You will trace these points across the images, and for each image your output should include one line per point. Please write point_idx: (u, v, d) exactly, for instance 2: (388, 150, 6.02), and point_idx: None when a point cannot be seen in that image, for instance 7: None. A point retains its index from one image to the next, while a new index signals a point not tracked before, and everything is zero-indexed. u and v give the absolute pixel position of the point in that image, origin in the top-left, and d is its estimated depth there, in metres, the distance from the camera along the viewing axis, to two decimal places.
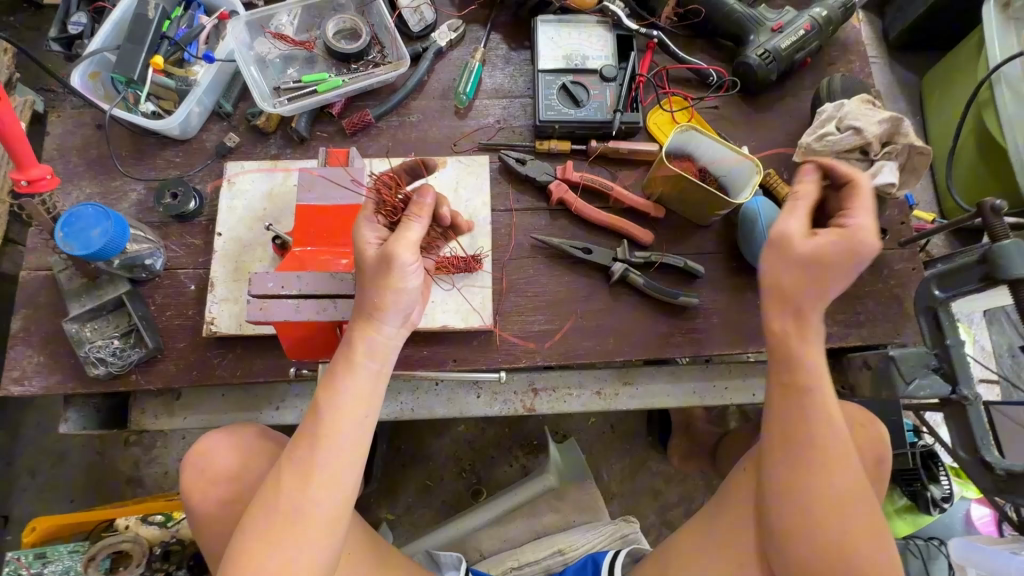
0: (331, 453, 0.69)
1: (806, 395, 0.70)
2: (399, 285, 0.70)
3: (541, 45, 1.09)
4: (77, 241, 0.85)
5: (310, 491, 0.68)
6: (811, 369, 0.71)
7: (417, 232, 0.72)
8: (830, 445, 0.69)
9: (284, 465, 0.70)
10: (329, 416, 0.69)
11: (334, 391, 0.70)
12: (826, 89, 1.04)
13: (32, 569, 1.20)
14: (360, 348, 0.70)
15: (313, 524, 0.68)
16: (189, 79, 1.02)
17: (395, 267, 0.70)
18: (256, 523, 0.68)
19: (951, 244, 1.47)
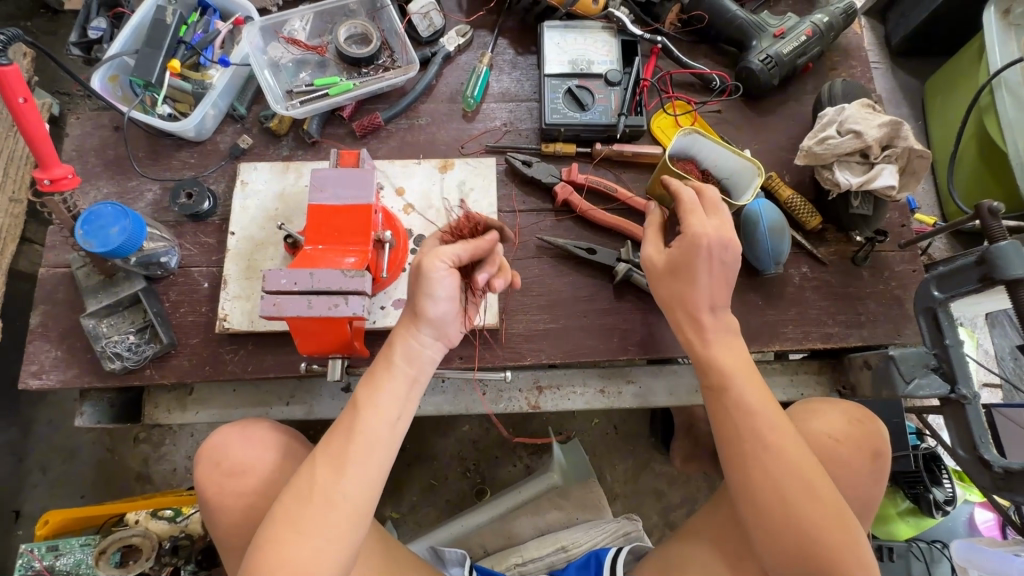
0: (366, 444, 0.72)
1: (728, 390, 0.78)
2: (431, 292, 0.73)
3: (547, 50, 1.11)
4: (96, 238, 0.87)
5: (344, 478, 0.71)
6: (724, 363, 0.79)
7: (449, 248, 0.74)
8: (770, 432, 0.75)
9: (318, 455, 0.73)
10: (367, 409, 0.73)
11: (374, 385, 0.75)
12: (828, 94, 1.06)
13: (45, 561, 1.22)
14: (400, 350, 0.76)
15: (339, 512, 0.70)
16: (205, 83, 1.06)
17: (424, 276, 0.73)
18: (283, 511, 0.71)
19: (953, 247, 1.48)
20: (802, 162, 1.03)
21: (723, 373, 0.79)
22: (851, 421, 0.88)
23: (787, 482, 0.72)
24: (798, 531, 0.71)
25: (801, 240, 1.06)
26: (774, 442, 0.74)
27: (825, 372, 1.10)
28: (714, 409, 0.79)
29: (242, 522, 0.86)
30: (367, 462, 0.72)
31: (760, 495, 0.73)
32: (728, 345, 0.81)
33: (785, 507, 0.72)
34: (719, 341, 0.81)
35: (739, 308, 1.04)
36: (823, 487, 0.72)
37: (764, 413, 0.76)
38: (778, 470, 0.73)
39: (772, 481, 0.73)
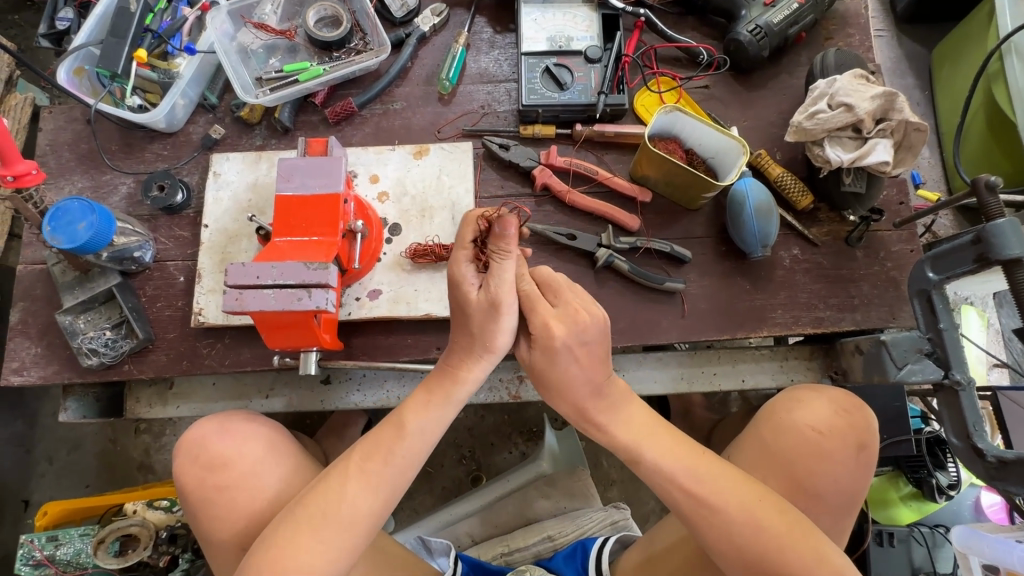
0: (404, 465, 0.76)
1: (640, 462, 0.76)
2: (505, 327, 0.75)
3: (524, 28, 1.07)
4: (63, 234, 0.86)
5: (375, 496, 0.75)
6: (626, 439, 0.77)
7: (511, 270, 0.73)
8: (700, 487, 0.73)
9: (353, 468, 0.75)
10: (413, 435, 0.76)
11: (425, 412, 0.77)
12: (820, 65, 1.01)
13: (45, 551, 1.25)
14: (469, 384, 0.78)
15: (357, 525, 0.74)
16: (171, 72, 1.03)
17: (506, 311, 0.73)
18: (302, 516, 0.73)
19: (960, 224, 1.42)
20: (792, 139, 0.97)
21: (630, 450, 0.77)
22: (837, 411, 0.85)
23: (736, 526, 0.71)
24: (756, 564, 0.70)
25: (791, 220, 1.01)
26: (709, 495, 0.73)
27: (816, 357, 1.05)
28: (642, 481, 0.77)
29: (224, 515, 0.84)
30: (398, 481, 0.76)
31: (722, 544, 0.71)
32: (623, 418, 0.78)
33: (740, 549, 0.71)
34: (616, 417, 0.78)
35: (725, 292, 1.00)
36: (775, 522, 0.71)
37: (683, 468, 0.75)
38: (726, 519, 0.71)
39: (718, 529, 0.71)
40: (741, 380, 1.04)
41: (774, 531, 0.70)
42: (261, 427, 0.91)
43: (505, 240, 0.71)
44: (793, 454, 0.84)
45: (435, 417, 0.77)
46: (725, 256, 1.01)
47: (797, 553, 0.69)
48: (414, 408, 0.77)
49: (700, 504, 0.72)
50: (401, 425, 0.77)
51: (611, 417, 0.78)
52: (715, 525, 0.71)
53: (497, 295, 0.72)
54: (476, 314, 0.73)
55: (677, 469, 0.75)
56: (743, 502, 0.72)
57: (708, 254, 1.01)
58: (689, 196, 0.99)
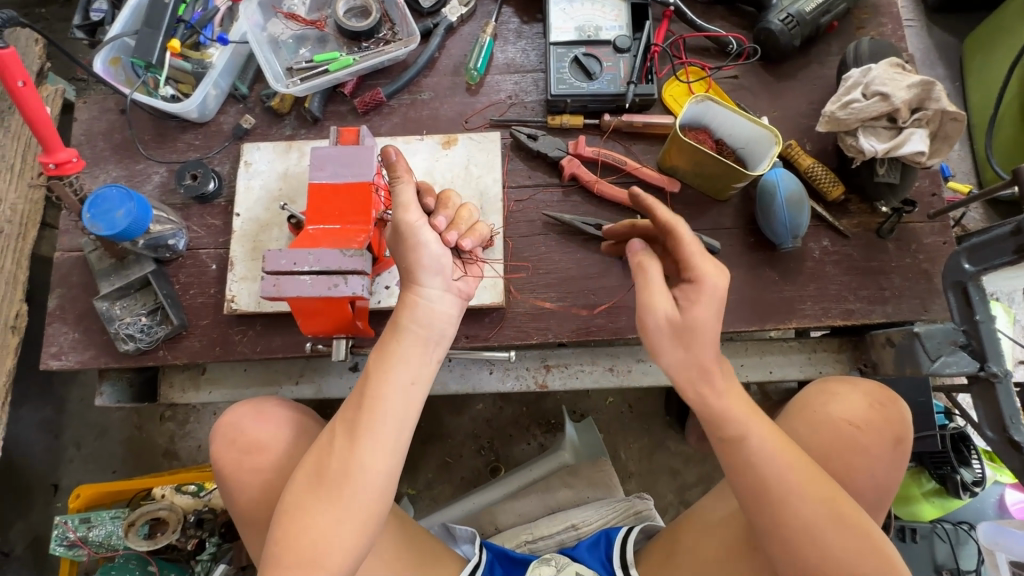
0: (384, 413, 0.74)
1: (743, 441, 0.73)
2: (416, 245, 0.78)
3: (553, 17, 1.07)
4: (102, 222, 0.88)
5: (360, 448, 0.73)
6: (735, 414, 0.74)
7: (406, 193, 0.77)
8: (790, 471, 0.71)
9: (338, 425, 0.76)
10: (379, 380, 0.75)
11: (386, 355, 0.77)
12: (853, 54, 1.00)
13: (78, 532, 1.27)
14: (416, 315, 0.77)
15: (359, 481, 0.73)
16: (204, 63, 1.04)
17: (408, 230, 0.77)
18: (303, 481, 0.74)
19: (990, 217, 1.40)
20: (824, 129, 0.97)
21: (738, 426, 0.74)
22: (873, 405, 0.85)
23: (815, 516, 0.69)
24: (831, 559, 0.68)
25: (821, 212, 1.00)
26: (784, 478, 0.71)
27: (845, 350, 1.05)
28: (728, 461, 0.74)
29: (260, 496, 0.85)
30: (384, 429, 0.74)
31: (788, 529, 0.70)
32: (734, 393, 0.75)
33: (816, 540, 0.69)
34: (726, 391, 0.75)
35: (754, 283, 1.00)
36: (847, 509, 0.70)
37: (782, 454, 0.72)
38: (795, 505, 0.70)
39: (790, 515, 0.70)
40: (768, 372, 1.04)
41: (846, 521, 0.69)
42: (294, 412, 0.92)
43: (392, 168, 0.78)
44: (829, 449, 0.83)
45: (396, 358, 0.76)
46: (754, 247, 1.01)
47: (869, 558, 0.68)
48: (376, 356, 0.77)
49: (776, 485, 0.71)
50: (365, 374, 0.77)
51: (725, 391, 0.75)
52: (790, 511, 0.70)
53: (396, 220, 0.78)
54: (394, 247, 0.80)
55: (775, 451, 0.72)
56: (819, 490, 0.70)
57: (736, 245, 1.01)
58: (718, 187, 0.99)
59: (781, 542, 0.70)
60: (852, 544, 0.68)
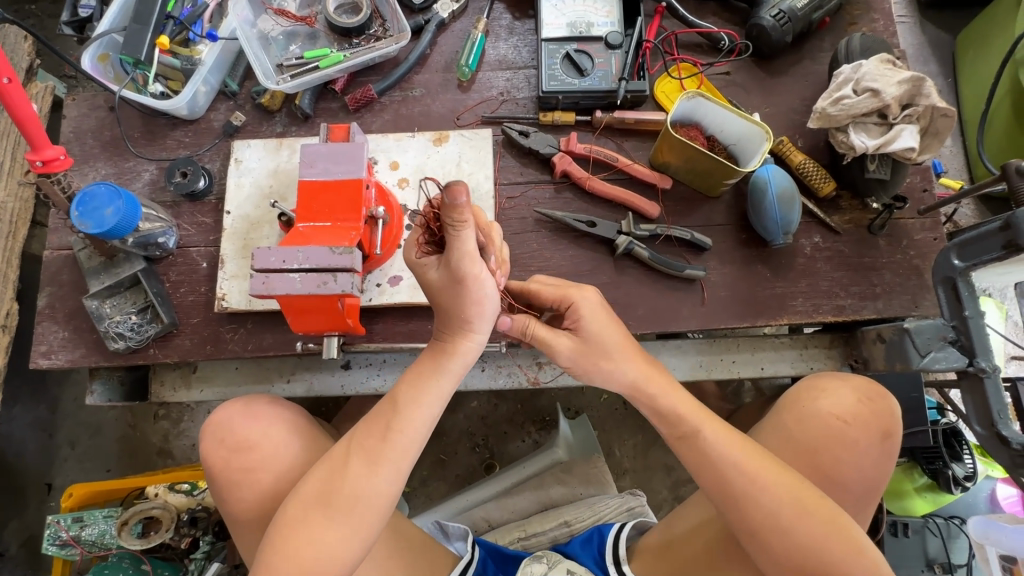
0: (408, 440, 0.76)
1: (697, 438, 0.78)
2: (476, 298, 0.71)
3: (544, 13, 1.06)
4: (91, 220, 0.87)
5: (378, 472, 0.75)
6: (685, 413, 0.80)
7: (469, 240, 0.64)
8: (746, 461, 0.75)
9: (353, 445, 0.76)
10: (409, 410, 0.76)
11: (420, 386, 0.77)
12: (845, 49, 0.99)
13: (71, 532, 1.27)
14: (461, 356, 0.77)
15: (368, 502, 0.74)
16: (193, 59, 1.04)
17: (472, 281, 0.68)
18: (310, 495, 0.74)
19: (983, 213, 1.40)
20: (815, 125, 0.96)
21: (692, 423, 0.79)
22: (861, 399, 0.86)
23: (779, 509, 0.72)
24: (800, 551, 0.71)
25: (812, 208, 1.00)
26: (739, 473, 0.74)
27: (836, 346, 1.05)
28: (688, 459, 0.78)
29: (250, 496, 0.85)
30: (402, 456, 0.76)
31: (747, 524, 0.73)
32: (677, 391, 0.81)
33: (783, 531, 0.72)
34: (671, 394, 0.81)
35: (746, 279, 1.00)
36: (810, 495, 0.73)
37: (732, 450, 0.76)
38: (759, 497, 0.73)
39: (754, 508, 0.73)
40: (760, 368, 1.04)
41: (816, 511, 0.72)
42: (282, 410, 0.91)
43: (455, 211, 0.59)
44: (818, 442, 0.84)
45: (429, 391, 0.77)
46: (746, 243, 1.01)
47: (837, 547, 0.70)
48: (407, 382, 0.77)
49: (735, 475, 0.74)
50: (394, 400, 0.77)
51: (665, 392, 0.81)
52: (750, 506, 0.73)
53: (461, 271, 0.67)
54: (444, 293, 0.71)
55: (729, 448, 0.76)
56: (780, 483, 0.73)
57: (728, 242, 1.01)
58: (709, 183, 0.98)
59: (750, 535, 0.73)
60: (815, 531, 0.71)
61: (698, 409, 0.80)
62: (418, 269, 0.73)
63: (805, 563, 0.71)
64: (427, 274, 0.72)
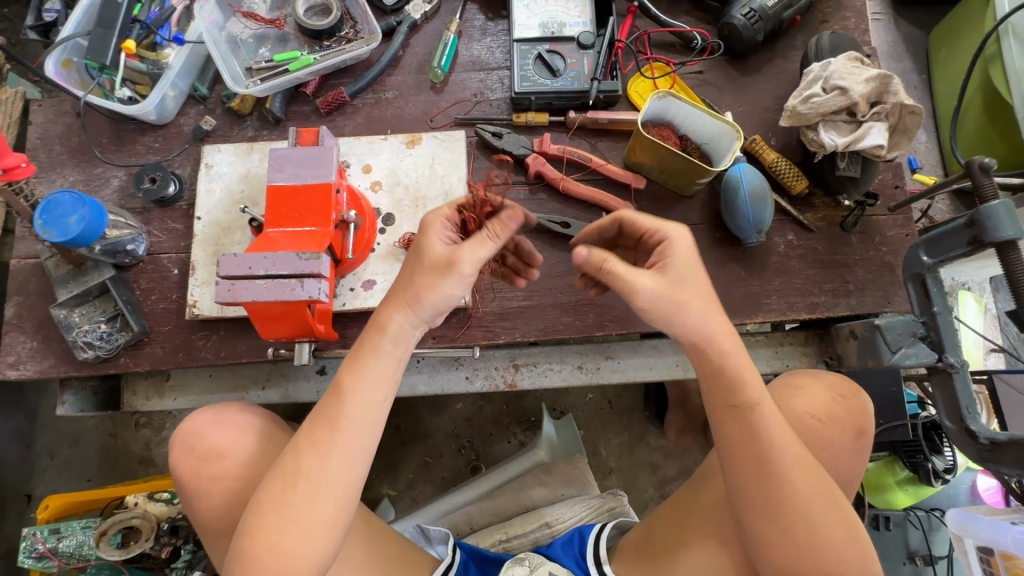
0: (348, 428, 0.73)
1: (753, 413, 0.73)
2: (449, 291, 0.74)
3: (516, 14, 1.06)
4: (55, 228, 0.86)
5: (331, 463, 0.73)
6: (749, 385, 0.74)
7: (488, 252, 0.74)
8: (783, 451, 0.72)
9: (303, 441, 0.74)
10: (351, 394, 0.74)
11: (359, 367, 0.74)
12: (815, 48, 1.00)
13: (47, 544, 1.25)
14: (393, 335, 0.75)
15: (329, 497, 0.72)
16: (160, 63, 1.02)
17: (453, 271, 0.73)
18: (269, 498, 0.72)
19: (958, 208, 1.41)
20: (786, 123, 0.97)
21: (751, 396, 0.73)
22: (834, 397, 0.86)
23: (808, 504, 0.71)
24: (815, 547, 0.71)
25: (785, 206, 1.01)
26: (786, 457, 0.72)
27: (811, 343, 1.06)
28: (734, 432, 0.73)
29: (222, 505, 0.84)
30: (350, 443, 0.73)
31: (761, 513, 0.72)
32: (744, 356, 0.75)
33: (809, 524, 0.71)
34: (739, 357, 0.75)
35: (720, 278, 1.00)
36: (836, 493, 0.74)
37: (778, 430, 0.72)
38: (792, 483, 0.71)
39: (788, 495, 0.71)
40: None
41: (840, 507, 0.72)
42: (254, 417, 0.90)
43: (501, 227, 0.77)
44: None
45: (369, 371, 0.74)
46: (720, 242, 1.01)
47: (839, 546, 0.71)
48: (347, 368, 0.75)
49: (767, 461, 0.71)
50: (338, 388, 0.74)
51: (735, 354, 0.74)
52: (785, 493, 0.71)
53: (455, 254, 0.74)
54: (430, 266, 0.74)
55: (781, 431, 0.72)
56: (810, 474, 0.72)
57: (703, 241, 1.01)
58: (683, 182, 0.98)
59: (770, 525, 0.71)
60: (829, 528, 0.71)
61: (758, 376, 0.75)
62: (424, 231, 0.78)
63: (814, 555, 0.71)
64: (427, 240, 0.76)
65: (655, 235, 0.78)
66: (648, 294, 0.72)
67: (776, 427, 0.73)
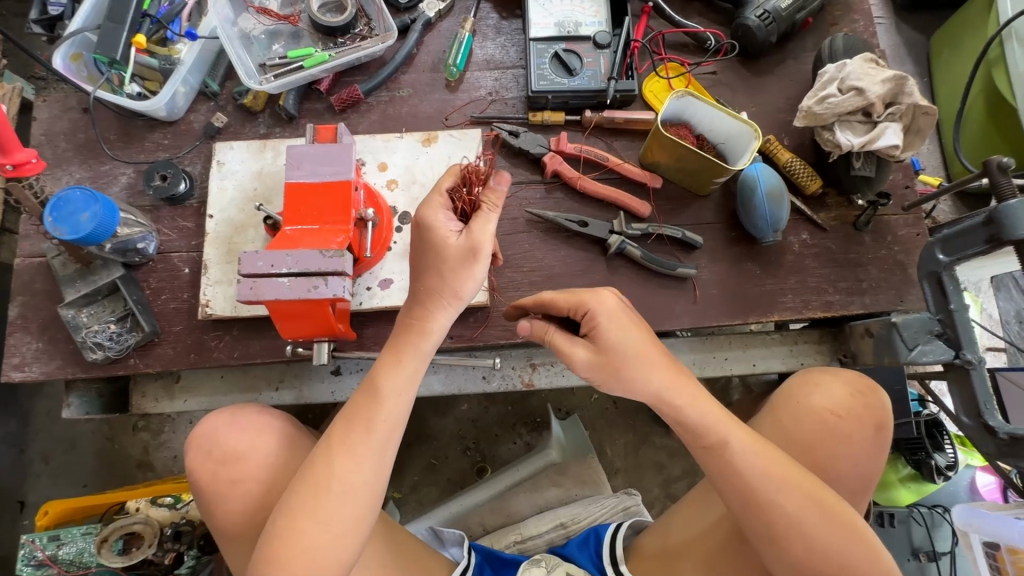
0: (381, 429, 0.74)
1: (724, 448, 0.75)
2: (479, 276, 0.73)
3: (532, 13, 1.06)
4: (66, 225, 0.84)
5: (364, 464, 0.73)
6: (710, 422, 0.77)
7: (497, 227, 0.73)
8: (770, 467, 0.74)
9: (333, 443, 0.73)
10: (389, 395, 0.74)
11: (394, 369, 0.75)
12: (828, 48, 1.01)
13: (47, 551, 1.22)
14: (435, 335, 0.76)
15: (355, 499, 0.72)
16: (172, 59, 1.00)
17: (481, 260, 0.72)
18: (295, 503, 0.71)
19: (959, 209, 1.44)
20: (802, 124, 0.98)
21: (714, 433, 0.76)
22: (854, 394, 0.87)
23: (804, 514, 0.72)
24: (819, 550, 0.72)
25: (800, 206, 1.02)
26: (768, 477, 0.73)
27: (825, 341, 1.07)
28: (712, 464, 0.76)
29: (240, 507, 0.82)
30: (382, 445, 0.74)
31: (769, 529, 0.73)
32: (702, 400, 0.78)
33: (807, 535, 0.72)
34: (694, 406, 0.77)
35: (736, 277, 1.00)
36: (830, 500, 0.74)
37: (752, 450, 0.75)
38: (778, 505, 0.72)
39: (778, 513, 0.72)
40: (751, 364, 1.06)
41: (837, 514, 0.73)
42: (270, 418, 0.89)
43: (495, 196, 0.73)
44: (813, 438, 0.85)
45: (407, 373, 0.75)
46: (735, 241, 1.02)
47: (847, 548, 0.72)
48: (382, 370, 0.75)
49: (756, 479, 0.73)
50: (370, 391, 0.75)
51: (690, 403, 0.77)
52: (779, 507, 0.72)
53: (478, 242, 0.71)
54: (450, 262, 0.72)
55: (754, 452, 0.75)
56: (795, 480, 0.73)
57: (719, 240, 1.02)
58: (700, 181, 0.99)
59: (772, 535, 0.73)
60: (832, 532, 0.72)
61: (720, 418, 0.77)
62: (426, 229, 0.72)
63: (824, 560, 0.72)
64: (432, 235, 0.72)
65: (579, 310, 0.78)
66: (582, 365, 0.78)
67: (750, 450, 0.75)
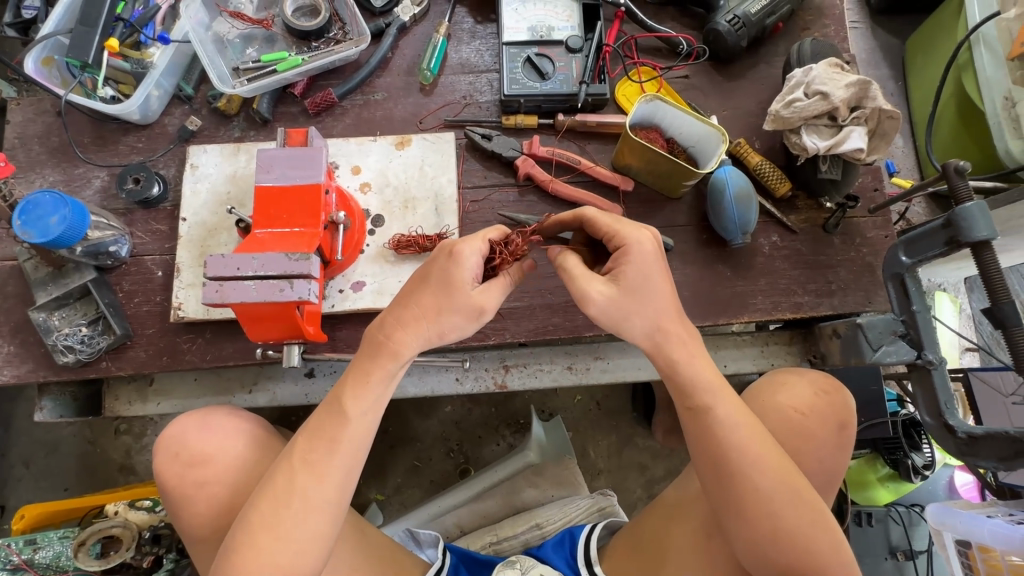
0: (347, 444, 0.74)
1: (703, 416, 0.76)
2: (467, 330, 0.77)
3: (505, 18, 1.07)
4: (35, 229, 0.84)
5: (330, 476, 0.73)
6: (699, 389, 0.77)
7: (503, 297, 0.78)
8: (740, 451, 0.74)
9: (299, 454, 0.74)
10: (354, 415, 0.75)
11: (363, 384, 0.76)
12: (797, 53, 1.03)
13: (23, 555, 1.21)
14: (405, 357, 0.76)
15: (321, 510, 0.72)
16: (144, 62, 1.01)
17: (475, 323, 0.77)
18: (260, 510, 0.72)
19: (934, 211, 1.46)
20: (770, 127, 0.99)
21: (699, 399, 0.76)
22: (817, 393, 0.88)
23: (771, 495, 0.73)
24: (780, 540, 0.72)
25: (769, 208, 1.03)
26: (741, 455, 0.74)
27: (795, 342, 1.08)
28: (690, 432, 0.77)
29: (208, 510, 0.83)
30: (349, 462, 0.74)
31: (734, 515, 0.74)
32: (700, 362, 0.78)
33: (770, 523, 0.72)
34: (683, 367, 0.77)
35: (707, 279, 1.02)
36: (799, 483, 0.74)
37: (727, 427, 0.75)
38: (753, 482, 0.73)
39: (743, 493, 0.73)
40: (723, 365, 1.07)
41: (804, 506, 0.73)
42: (238, 420, 0.89)
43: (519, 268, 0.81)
44: (778, 436, 0.85)
45: (373, 393, 0.75)
46: (707, 243, 1.03)
47: (809, 544, 0.73)
48: (350, 384, 0.75)
49: (723, 460, 0.74)
50: (339, 405, 0.75)
51: (683, 361, 0.77)
52: (744, 490, 0.73)
53: (483, 303, 0.76)
54: (454, 305, 0.75)
55: (732, 431, 0.75)
56: (767, 463, 0.74)
57: (690, 242, 1.03)
58: (670, 184, 1.00)
59: (736, 519, 0.74)
60: (796, 522, 0.73)
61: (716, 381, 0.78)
62: (455, 259, 0.75)
63: (785, 549, 0.72)
64: (459, 271, 0.75)
65: (615, 240, 0.78)
66: (598, 302, 0.76)
67: (725, 426, 0.75)
